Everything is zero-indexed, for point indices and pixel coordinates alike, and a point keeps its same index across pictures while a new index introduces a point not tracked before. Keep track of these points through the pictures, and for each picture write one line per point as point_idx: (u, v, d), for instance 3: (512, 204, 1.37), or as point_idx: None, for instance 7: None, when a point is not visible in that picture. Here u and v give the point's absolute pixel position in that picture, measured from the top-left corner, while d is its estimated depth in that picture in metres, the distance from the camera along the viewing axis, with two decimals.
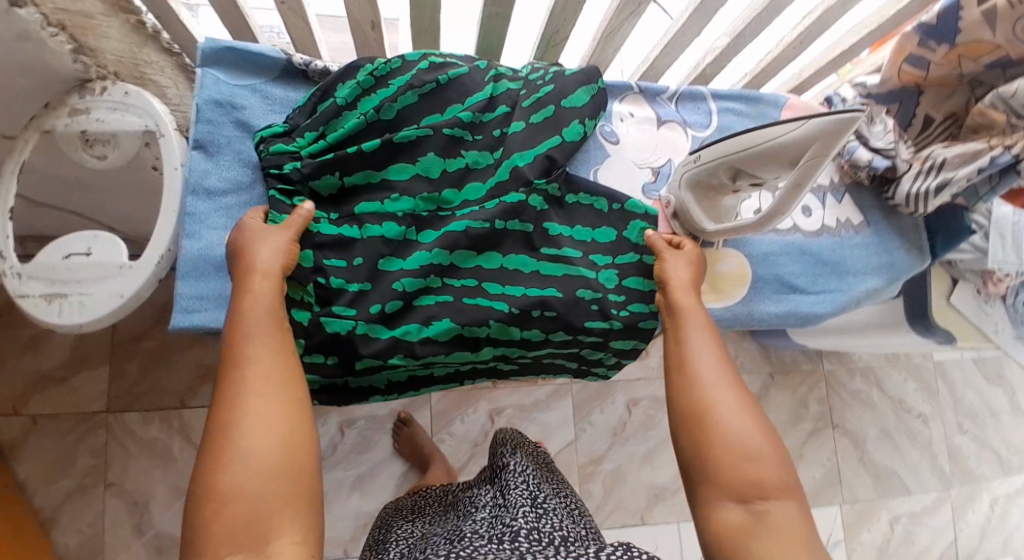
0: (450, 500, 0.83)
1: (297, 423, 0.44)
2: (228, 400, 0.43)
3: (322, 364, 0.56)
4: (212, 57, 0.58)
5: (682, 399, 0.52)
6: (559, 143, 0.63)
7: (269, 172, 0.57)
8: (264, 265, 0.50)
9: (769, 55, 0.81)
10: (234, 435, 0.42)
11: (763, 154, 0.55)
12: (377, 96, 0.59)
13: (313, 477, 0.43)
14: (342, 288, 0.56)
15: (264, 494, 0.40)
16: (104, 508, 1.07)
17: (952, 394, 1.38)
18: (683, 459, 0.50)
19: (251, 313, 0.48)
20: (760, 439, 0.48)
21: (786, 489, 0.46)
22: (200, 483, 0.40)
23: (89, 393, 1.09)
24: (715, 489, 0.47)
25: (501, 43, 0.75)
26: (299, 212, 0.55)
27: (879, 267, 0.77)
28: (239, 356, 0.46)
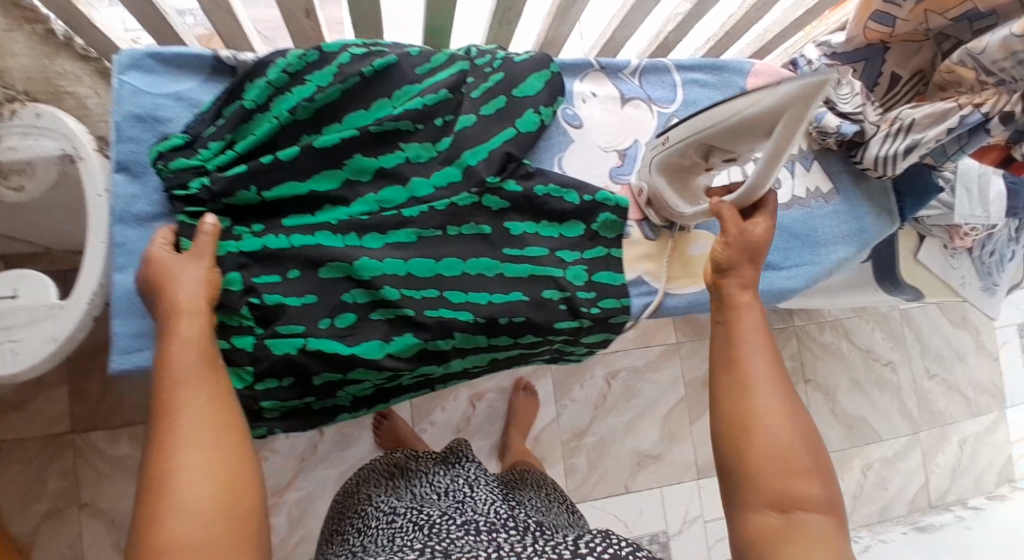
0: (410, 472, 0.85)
1: (236, 465, 0.42)
2: (162, 447, 0.41)
3: (277, 388, 0.52)
4: (129, 65, 0.52)
5: (736, 406, 0.49)
6: (514, 136, 0.61)
7: (173, 193, 0.51)
8: (187, 300, 0.47)
9: (732, 18, 0.77)
10: (171, 483, 0.39)
11: (733, 127, 0.52)
12: (292, 95, 0.53)
13: (251, 519, 0.41)
14: (280, 304, 0.51)
15: (211, 541, 0.38)
16: (83, 529, 1.04)
17: (919, 340, 1.44)
18: (724, 461, 0.49)
19: (175, 353, 0.45)
20: (803, 451, 0.48)
21: (823, 502, 0.47)
22: (140, 535, 0.38)
23: (50, 415, 1.04)
24: (755, 499, 0.47)
25: (449, 22, 0.70)
26: (206, 229, 0.50)
27: (849, 235, 0.76)
28: (169, 401, 0.43)
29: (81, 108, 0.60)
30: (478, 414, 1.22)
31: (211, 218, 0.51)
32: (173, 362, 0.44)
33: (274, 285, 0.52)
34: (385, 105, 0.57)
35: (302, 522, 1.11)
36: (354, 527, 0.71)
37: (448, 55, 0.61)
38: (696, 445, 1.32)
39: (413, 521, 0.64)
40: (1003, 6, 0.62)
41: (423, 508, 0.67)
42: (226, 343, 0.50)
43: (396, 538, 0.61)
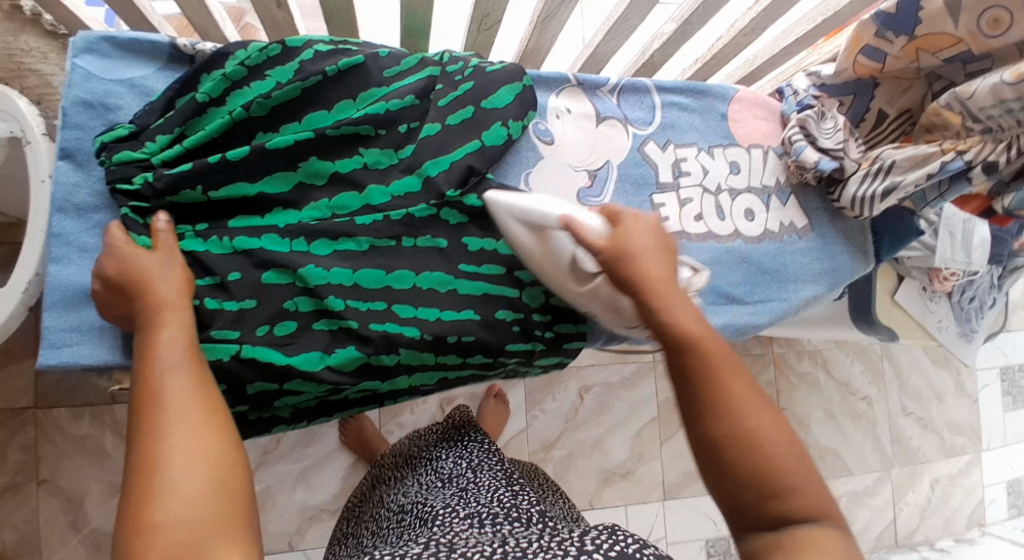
0: (408, 454, 0.84)
1: (228, 451, 0.41)
2: (150, 430, 0.39)
3: None
4: (83, 48, 0.52)
5: (719, 419, 0.44)
6: (477, 148, 0.59)
7: (116, 187, 0.50)
8: (167, 295, 0.46)
9: (720, 41, 0.76)
10: (161, 465, 0.38)
11: (536, 231, 0.56)
12: (250, 90, 0.53)
13: (243, 503, 0.40)
14: (218, 309, 0.50)
15: (200, 525, 0.36)
16: (38, 505, 1.03)
17: (898, 377, 1.44)
18: (714, 480, 0.44)
19: (162, 340, 0.44)
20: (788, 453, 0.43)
21: (824, 507, 0.43)
22: (127, 520, 0.36)
23: (11, 389, 1.02)
24: (752, 514, 0.43)
25: (427, 24, 0.68)
26: (161, 227, 0.49)
27: (821, 273, 0.75)
28: (152, 385, 0.41)
29: (44, 87, 0.58)
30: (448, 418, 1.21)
31: (164, 216, 0.50)
32: (158, 348, 0.43)
33: (211, 286, 0.51)
34: (347, 107, 0.56)
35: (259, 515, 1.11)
36: (371, 531, 0.73)
37: (418, 58, 0.61)
38: (664, 464, 1.31)
39: (419, 515, 0.64)
40: (1000, 50, 0.62)
41: (428, 499, 0.68)
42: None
43: (405, 533, 0.62)
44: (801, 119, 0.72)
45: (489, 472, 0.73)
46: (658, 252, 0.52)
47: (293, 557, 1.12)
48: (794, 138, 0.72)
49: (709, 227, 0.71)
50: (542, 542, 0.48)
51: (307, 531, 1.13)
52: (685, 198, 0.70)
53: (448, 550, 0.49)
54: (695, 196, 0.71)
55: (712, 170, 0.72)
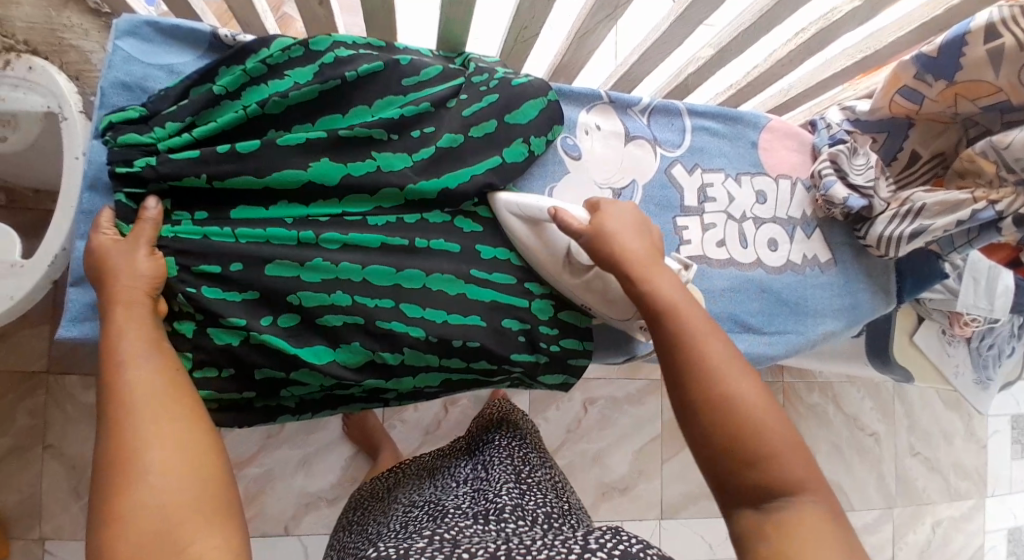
0: (428, 468, 0.85)
1: (199, 440, 0.43)
2: (121, 422, 0.41)
3: (215, 377, 0.53)
4: (126, 31, 0.53)
5: (700, 386, 0.46)
6: (498, 164, 0.61)
7: (115, 169, 0.50)
8: (124, 292, 0.47)
9: (756, 69, 0.76)
10: (133, 452, 0.40)
11: (531, 224, 0.61)
12: (267, 88, 0.54)
13: (218, 479, 0.42)
14: (219, 299, 0.51)
15: (181, 507, 0.39)
16: (43, 469, 1.04)
17: (908, 416, 1.42)
18: (699, 452, 0.46)
19: (126, 336, 0.45)
20: (774, 427, 0.44)
21: (816, 481, 0.43)
22: (100, 515, 0.38)
23: (25, 353, 1.03)
24: (738, 487, 0.44)
25: (465, 31, 0.69)
26: (147, 217, 0.50)
27: (842, 309, 0.74)
28: (115, 379, 0.43)
29: (83, 63, 0.58)
30: (450, 418, 1.22)
31: (153, 202, 0.50)
32: (123, 345, 0.45)
33: (213, 275, 0.51)
34: (363, 112, 0.57)
35: (256, 499, 1.12)
36: (378, 521, 0.73)
37: (438, 69, 0.62)
38: (663, 484, 1.30)
39: (428, 512, 0.65)
40: None
41: (441, 499, 0.68)
42: (166, 327, 0.51)
43: (410, 525, 0.63)
44: (833, 153, 0.71)
45: (501, 466, 0.73)
46: (638, 234, 0.56)
47: (287, 542, 1.13)
48: (825, 172, 0.72)
49: (731, 254, 0.70)
50: (547, 541, 0.49)
51: (302, 518, 1.14)
52: (708, 223, 0.70)
53: (451, 545, 0.48)
54: (719, 222, 0.70)
55: (738, 198, 0.72)
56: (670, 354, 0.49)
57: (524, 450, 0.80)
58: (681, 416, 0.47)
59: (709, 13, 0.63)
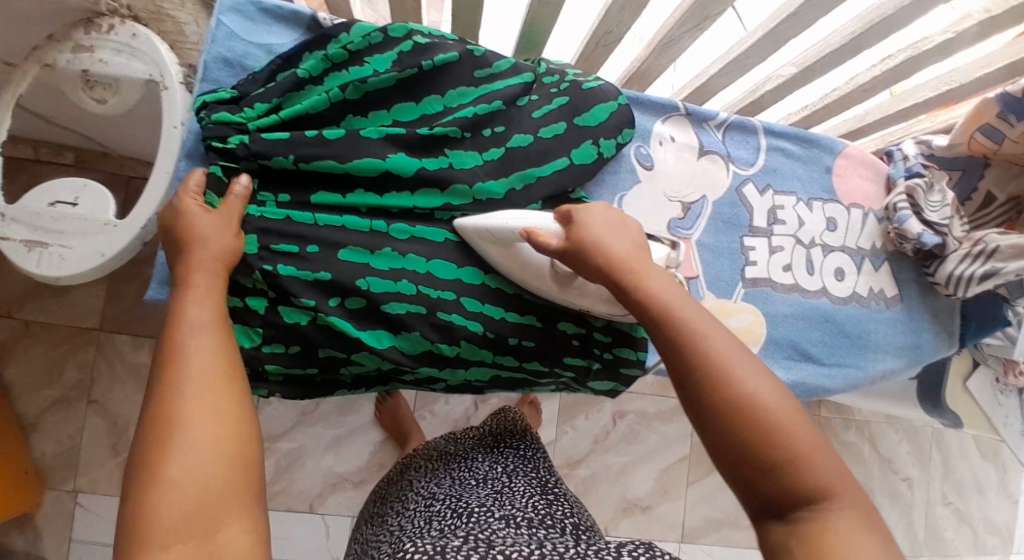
0: (440, 453, 0.83)
1: (238, 421, 0.43)
2: (173, 391, 0.42)
3: (282, 354, 0.54)
4: (230, 8, 0.55)
5: (713, 387, 0.42)
6: (566, 166, 0.62)
7: (210, 143, 0.52)
8: (202, 263, 0.49)
9: (834, 92, 0.75)
10: (177, 423, 0.41)
11: (502, 245, 0.57)
12: (347, 74, 0.56)
13: (254, 466, 0.42)
14: (293, 277, 0.53)
15: (217, 482, 0.39)
16: (85, 422, 1.08)
17: (944, 463, 1.38)
18: (718, 463, 0.41)
19: (192, 310, 0.47)
20: (797, 427, 0.40)
21: (849, 489, 0.39)
22: (138, 477, 0.39)
23: (82, 309, 1.06)
24: (759, 496, 0.39)
25: (547, 33, 0.69)
26: (236, 192, 0.52)
27: (901, 348, 0.73)
28: (178, 348, 0.45)
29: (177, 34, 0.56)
30: (479, 415, 1.23)
31: (244, 179, 0.53)
32: (189, 318, 0.46)
33: (290, 254, 0.54)
34: (434, 102, 0.59)
35: (285, 474, 1.13)
36: (399, 513, 0.72)
37: (510, 63, 0.63)
38: (686, 507, 1.28)
39: (453, 508, 0.64)
40: None
41: (462, 496, 0.67)
42: (239, 302, 0.53)
43: (435, 522, 0.62)
44: (908, 186, 0.70)
45: (524, 479, 0.73)
46: (625, 239, 0.54)
47: (310, 520, 1.14)
48: (900, 205, 0.70)
49: (796, 280, 0.69)
50: (579, 550, 0.49)
51: (328, 498, 1.15)
52: (775, 246, 0.69)
53: (485, 546, 0.48)
54: (786, 245, 0.69)
55: (808, 223, 0.70)
56: (675, 359, 0.45)
57: (542, 467, 0.79)
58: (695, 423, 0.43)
59: (798, 32, 0.63)
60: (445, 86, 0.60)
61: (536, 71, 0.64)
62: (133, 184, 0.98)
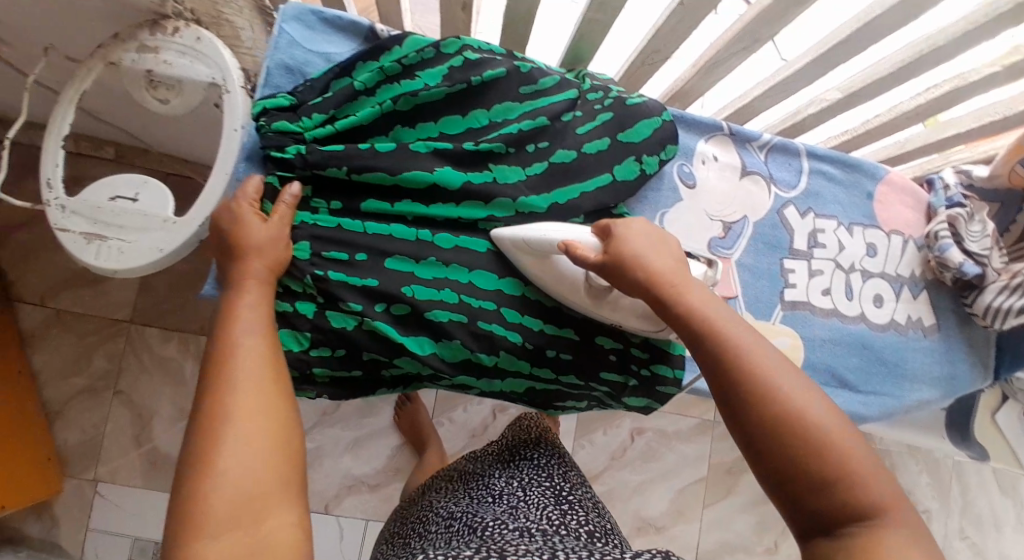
0: (460, 475, 0.82)
1: (283, 415, 0.44)
2: (222, 386, 0.43)
3: (328, 357, 0.56)
4: (292, 16, 0.56)
5: (758, 402, 0.40)
6: (609, 182, 0.63)
7: (269, 152, 0.54)
8: (255, 269, 0.50)
9: (877, 118, 0.74)
10: (225, 416, 0.41)
11: (539, 257, 0.57)
12: (400, 87, 0.57)
13: (297, 461, 0.43)
14: (342, 283, 0.55)
15: (263, 479, 0.40)
16: (110, 412, 1.09)
17: (964, 497, 1.35)
18: (766, 479, 0.40)
19: (241, 312, 0.48)
20: (849, 443, 0.38)
21: (903, 509, 0.37)
22: (188, 468, 0.39)
23: (115, 301, 1.08)
24: (808, 513, 0.38)
25: (594, 50, 0.70)
26: (286, 199, 0.53)
27: (938, 378, 0.72)
28: (229, 345, 0.46)
29: (233, 39, 0.57)
30: (497, 424, 1.23)
31: (295, 186, 0.54)
32: (239, 318, 0.47)
33: (341, 261, 0.55)
34: (481, 115, 0.60)
35: None
36: (419, 534, 0.71)
37: (556, 79, 0.63)
38: (701, 528, 1.27)
39: (468, 525, 0.63)
40: None
41: (478, 512, 0.66)
42: (288, 306, 0.54)
43: (454, 539, 0.61)
44: (951, 215, 0.69)
45: (540, 490, 0.71)
46: (665, 250, 0.52)
47: (326, 521, 1.14)
48: (942, 233, 0.70)
49: (835, 304, 0.68)
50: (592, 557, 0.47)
51: (344, 499, 1.16)
52: (815, 269, 0.69)
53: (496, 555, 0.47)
54: (826, 269, 0.69)
55: (848, 248, 0.70)
56: (718, 369, 0.43)
57: (560, 475, 0.77)
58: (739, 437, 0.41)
59: (847, 58, 0.63)
60: (492, 101, 0.60)
61: (580, 87, 0.65)
62: (170, 180, 0.99)
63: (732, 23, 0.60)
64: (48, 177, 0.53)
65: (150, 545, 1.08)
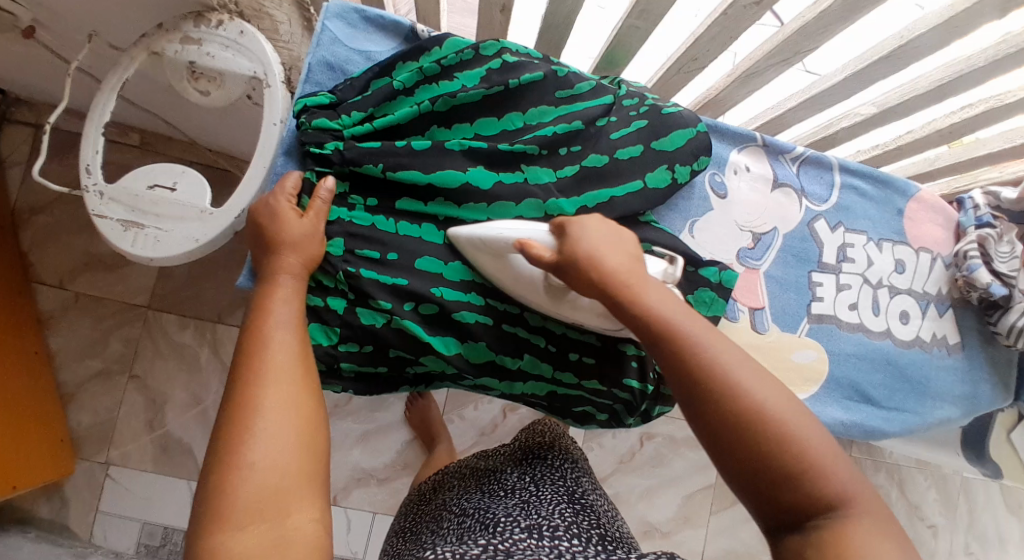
0: (474, 471, 0.79)
1: (310, 408, 0.44)
2: (254, 377, 0.43)
3: (356, 353, 0.56)
4: (335, 15, 0.58)
5: (725, 406, 0.39)
6: (639, 189, 0.62)
7: (308, 148, 0.54)
8: (291, 264, 0.50)
9: (910, 134, 0.74)
10: (256, 408, 0.42)
11: (494, 256, 0.54)
12: (438, 87, 0.57)
13: (322, 456, 0.43)
14: (373, 280, 0.55)
15: (288, 473, 0.40)
16: (125, 396, 1.09)
17: (970, 514, 1.35)
18: (734, 479, 0.39)
19: (277, 306, 0.48)
20: (811, 434, 0.38)
21: (862, 493, 0.38)
22: (216, 459, 0.39)
23: (134, 285, 1.09)
24: (780, 511, 0.38)
25: (630, 56, 0.70)
26: (321, 194, 0.53)
27: (960, 397, 0.72)
28: (263, 336, 0.46)
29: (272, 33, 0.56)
30: (507, 424, 1.23)
31: (329, 182, 0.54)
32: (273, 311, 0.47)
33: (371, 260, 0.55)
34: (516, 118, 0.60)
35: None
36: (431, 530, 0.68)
37: (592, 85, 0.63)
38: (707, 536, 1.27)
39: (480, 521, 0.60)
40: None
41: (490, 508, 0.63)
42: (320, 301, 0.54)
43: (464, 534, 0.58)
44: (980, 235, 0.69)
45: (554, 488, 0.68)
46: (619, 244, 0.50)
47: (334, 513, 1.14)
48: (970, 253, 0.69)
49: (862, 319, 0.69)
50: None
51: (352, 492, 1.16)
52: (843, 284, 0.69)
53: None
54: (854, 284, 0.69)
55: (876, 263, 0.70)
56: (679, 372, 0.41)
57: (574, 476, 0.74)
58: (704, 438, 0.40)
59: (886, 74, 0.63)
60: (527, 104, 0.60)
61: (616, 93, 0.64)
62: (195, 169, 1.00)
63: (771, 35, 0.60)
64: (87, 163, 0.54)
65: (159, 529, 1.07)
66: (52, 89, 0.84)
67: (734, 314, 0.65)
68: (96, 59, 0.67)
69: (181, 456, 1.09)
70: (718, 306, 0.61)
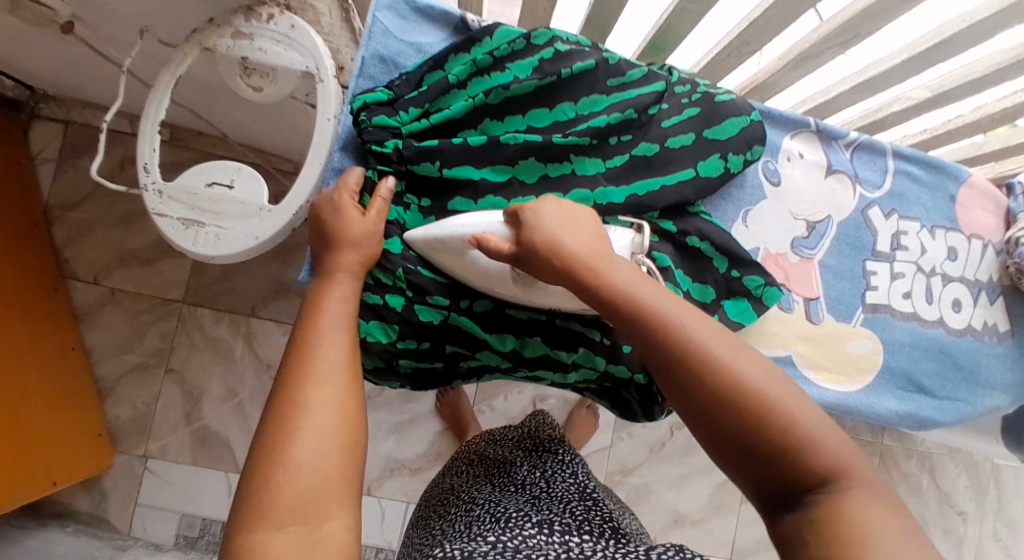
0: (480, 461, 0.77)
1: (352, 411, 0.43)
2: (300, 376, 0.43)
3: (414, 349, 0.56)
4: (386, 6, 0.57)
5: (702, 384, 0.38)
6: (691, 177, 0.61)
7: (369, 146, 0.54)
8: (349, 262, 0.50)
9: (958, 119, 0.72)
10: (300, 406, 0.41)
11: (455, 255, 0.52)
12: (490, 80, 0.56)
13: (360, 461, 0.42)
14: (430, 277, 0.55)
15: (330, 475, 0.39)
16: (161, 390, 1.09)
17: (1000, 500, 1.34)
18: (723, 458, 0.38)
19: (329, 306, 0.48)
20: (791, 402, 0.37)
21: (857, 463, 0.37)
22: (263, 455, 0.39)
23: (168, 280, 1.09)
24: (770, 485, 0.36)
25: (677, 42, 0.68)
26: (382, 194, 0.53)
27: (1011, 385, 0.71)
28: (312, 336, 0.45)
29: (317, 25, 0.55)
30: None
31: (387, 182, 0.54)
32: (325, 311, 0.47)
33: (427, 258, 0.56)
34: (567, 109, 0.59)
35: None
36: (438, 521, 0.67)
37: (643, 71, 0.61)
38: (737, 524, 1.27)
39: (490, 512, 0.58)
40: None
41: (500, 500, 0.62)
42: (379, 299, 0.54)
43: (473, 526, 0.56)
44: None
45: (564, 485, 0.67)
46: (581, 224, 0.49)
47: (368, 503, 1.16)
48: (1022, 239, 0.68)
49: (914, 308, 0.68)
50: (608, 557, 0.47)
51: (386, 482, 1.17)
52: (897, 272, 0.68)
53: None
54: (907, 273, 0.69)
55: (930, 251, 0.69)
56: (651, 354, 0.41)
57: (582, 470, 0.73)
58: (687, 420, 0.39)
59: (945, 57, 0.61)
60: (578, 94, 0.59)
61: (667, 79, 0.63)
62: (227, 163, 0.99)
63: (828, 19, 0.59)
64: (146, 162, 0.55)
65: (198, 520, 1.09)
66: (87, 84, 0.83)
67: (788, 305, 0.65)
68: (140, 56, 0.66)
69: (218, 448, 1.10)
70: (747, 316, 0.61)
